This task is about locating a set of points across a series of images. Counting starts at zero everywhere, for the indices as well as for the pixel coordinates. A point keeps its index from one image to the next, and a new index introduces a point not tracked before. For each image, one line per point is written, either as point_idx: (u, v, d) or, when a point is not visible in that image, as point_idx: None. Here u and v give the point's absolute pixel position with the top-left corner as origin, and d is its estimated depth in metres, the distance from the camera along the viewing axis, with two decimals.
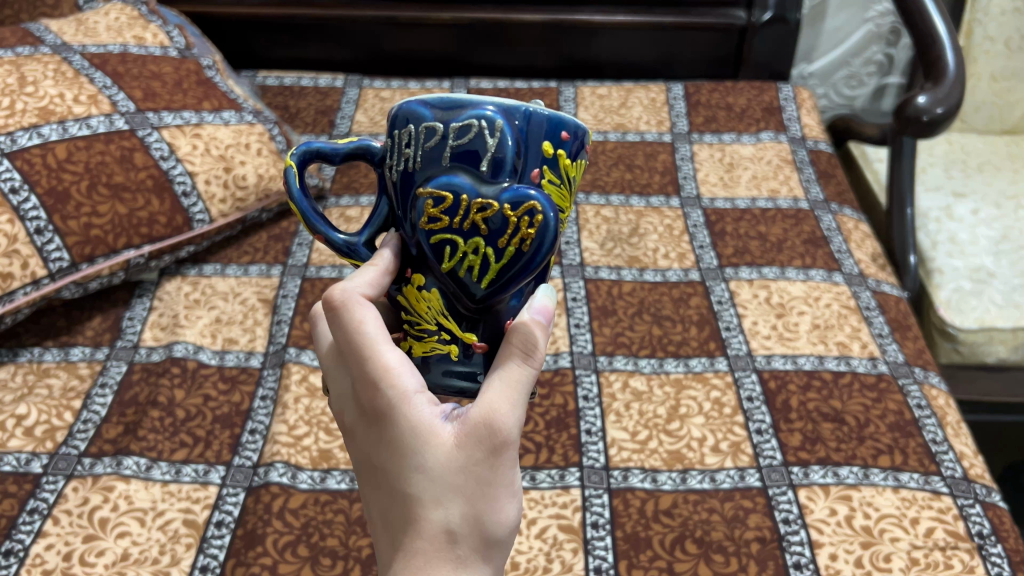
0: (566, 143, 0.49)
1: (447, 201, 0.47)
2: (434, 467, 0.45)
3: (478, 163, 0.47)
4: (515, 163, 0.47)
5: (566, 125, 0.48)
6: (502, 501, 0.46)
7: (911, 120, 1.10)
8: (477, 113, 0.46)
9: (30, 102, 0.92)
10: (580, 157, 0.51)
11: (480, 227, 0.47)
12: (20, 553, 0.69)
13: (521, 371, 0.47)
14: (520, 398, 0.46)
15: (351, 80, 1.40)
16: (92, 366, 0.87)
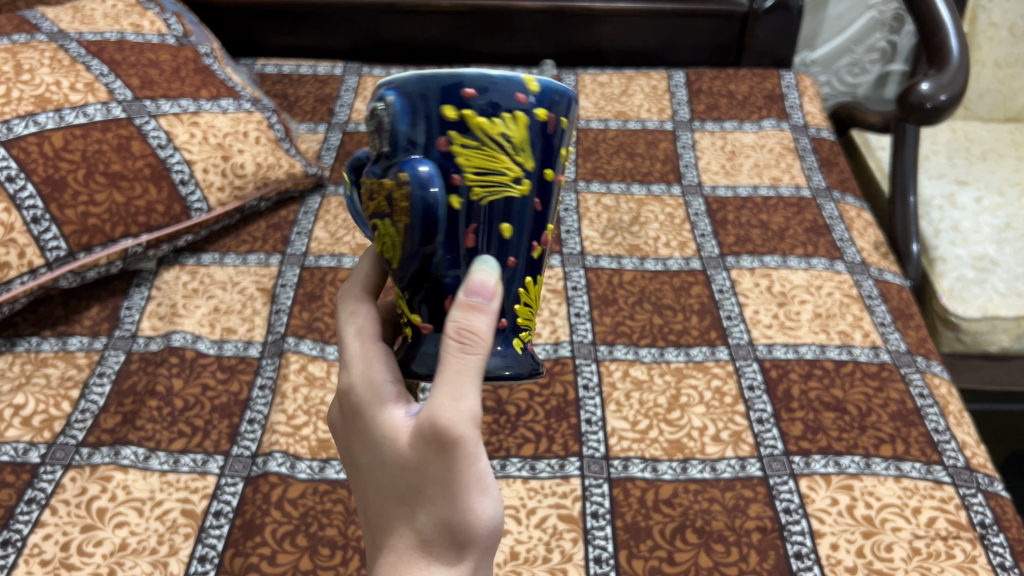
0: (475, 100, 0.42)
1: (365, 184, 0.46)
2: (397, 465, 0.44)
3: (379, 143, 0.45)
4: (409, 136, 0.43)
5: (467, 81, 0.42)
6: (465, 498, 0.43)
7: (914, 108, 1.09)
8: (376, 92, 0.44)
9: (26, 90, 0.91)
10: (510, 112, 0.43)
11: (382, 207, 0.45)
12: (18, 543, 0.69)
13: (471, 355, 0.42)
14: (470, 385, 0.42)
15: (350, 68, 1.39)
16: (90, 355, 0.87)
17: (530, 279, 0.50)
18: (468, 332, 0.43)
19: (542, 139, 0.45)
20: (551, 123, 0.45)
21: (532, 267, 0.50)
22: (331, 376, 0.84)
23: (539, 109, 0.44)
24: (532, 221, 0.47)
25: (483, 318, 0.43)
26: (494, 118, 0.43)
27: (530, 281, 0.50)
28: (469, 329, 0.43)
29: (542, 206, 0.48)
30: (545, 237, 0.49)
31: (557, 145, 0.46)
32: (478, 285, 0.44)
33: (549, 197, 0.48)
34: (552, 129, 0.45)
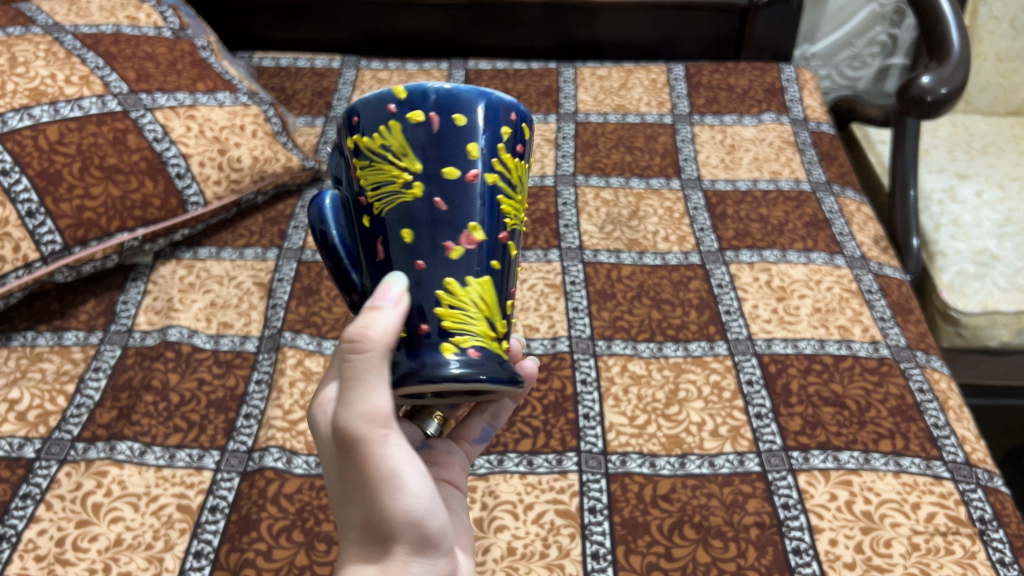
0: (358, 125, 0.45)
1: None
2: (335, 465, 0.48)
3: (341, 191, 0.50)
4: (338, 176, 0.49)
5: (353, 111, 0.45)
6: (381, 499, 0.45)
7: (914, 101, 1.08)
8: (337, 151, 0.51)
9: (21, 83, 0.90)
10: (382, 123, 0.44)
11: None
12: (13, 539, 0.68)
13: (372, 359, 0.43)
14: (372, 388, 0.44)
15: (348, 61, 1.39)
16: (86, 350, 0.87)
17: (455, 282, 0.45)
18: (361, 337, 0.43)
19: (428, 142, 0.44)
20: (433, 121, 0.44)
21: (458, 270, 0.45)
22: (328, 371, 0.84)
23: (412, 111, 0.44)
24: (435, 222, 0.45)
25: (382, 320, 0.43)
26: (373, 134, 0.44)
27: (455, 283, 0.45)
28: (363, 333, 0.43)
29: (451, 205, 0.45)
30: (467, 237, 0.45)
31: (451, 144, 0.44)
32: (382, 291, 0.44)
33: (463, 196, 0.45)
34: (437, 126, 0.44)
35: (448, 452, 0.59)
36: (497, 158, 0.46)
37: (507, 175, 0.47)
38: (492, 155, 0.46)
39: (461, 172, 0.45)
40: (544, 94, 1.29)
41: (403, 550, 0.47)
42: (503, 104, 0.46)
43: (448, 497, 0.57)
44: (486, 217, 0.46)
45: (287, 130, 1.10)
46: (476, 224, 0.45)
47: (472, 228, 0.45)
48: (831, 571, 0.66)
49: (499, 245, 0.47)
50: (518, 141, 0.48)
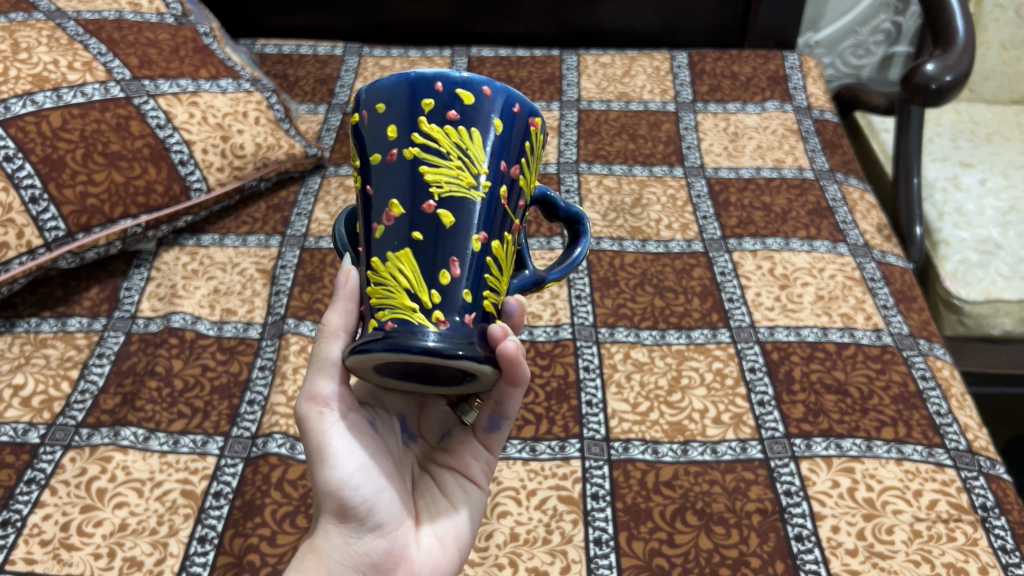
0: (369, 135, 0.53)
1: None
2: None
3: None
4: None
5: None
6: (311, 469, 0.51)
7: (919, 89, 1.08)
8: None
9: (23, 69, 0.90)
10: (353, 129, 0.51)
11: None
12: (18, 523, 0.69)
13: (325, 346, 0.49)
14: (319, 373, 0.50)
15: (350, 48, 1.38)
16: (90, 336, 0.87)
17: (378, 259, 0.47)
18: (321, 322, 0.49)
19: (365, 136, 0.49)
20: (364, 116, 0.49)
21: (381, 248, 0.47)
22: None
23: (357, 113, 0.50)
24: (367, 206, 0.48)
25: (336, 310, 0.48)
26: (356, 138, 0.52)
27: (378, 260, 0.47)
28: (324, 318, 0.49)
29: (378, 188, 0.48)
30: (386, 215, 0.47)
31: (373, 128, 0.48)
32: (340, 280, 0.49)
33: (385, 178, 0.47)
34: (367, 118, 0.48)
35: (463, 441, 0.61)
36: (416, 132, 0.46)
37: (432, 145, 0.46)
38: (408, 131, 0.46)
39: (382, 155, 0.47)
40: (547, 82, 1.29)
41: (330, 522, 0.52)
42: (421, 77, 0.46)
43: (448, 485, 0.59)
44: (406, 192, 0.46)
45: (290, 116, 1.10)
46: (395, 201, 0.47)
47: (391, 206, 0.47)
48: (834, 558, 0.66)
49: (423, 216, 0.46)
50: (449, 108, 0.46)
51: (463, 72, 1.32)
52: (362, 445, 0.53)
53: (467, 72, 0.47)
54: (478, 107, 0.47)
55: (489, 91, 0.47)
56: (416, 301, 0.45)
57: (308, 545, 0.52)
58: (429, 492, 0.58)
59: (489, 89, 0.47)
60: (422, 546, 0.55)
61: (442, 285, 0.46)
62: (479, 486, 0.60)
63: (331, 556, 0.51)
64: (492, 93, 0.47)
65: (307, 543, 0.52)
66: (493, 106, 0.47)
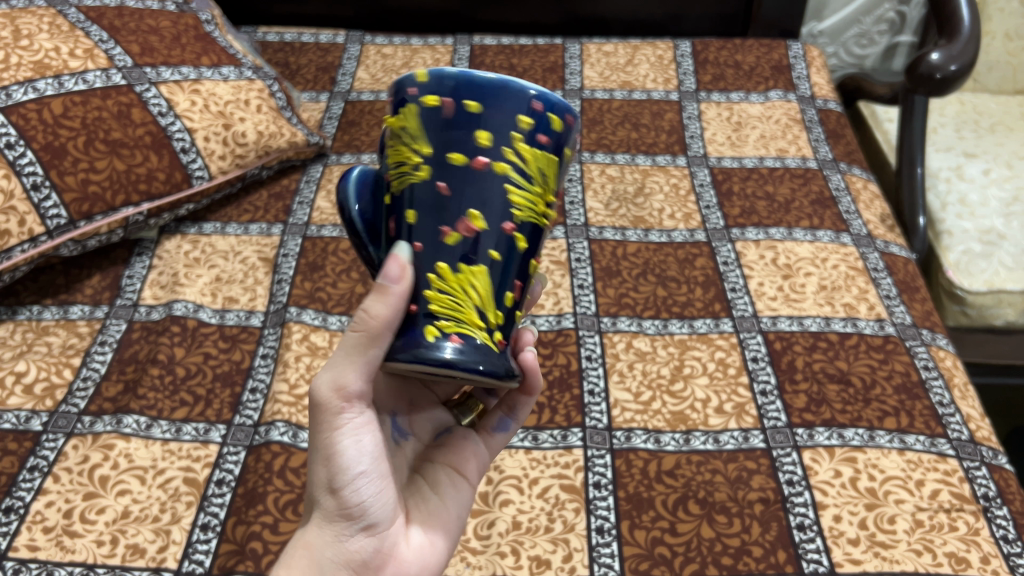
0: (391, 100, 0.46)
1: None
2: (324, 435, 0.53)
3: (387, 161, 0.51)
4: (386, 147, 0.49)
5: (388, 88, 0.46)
6: (318, 462, 0.50)
7: (923, 79, 1.07)
8: None
9: (24, 56, 0.90)
10: (403, 104, 0.44)
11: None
12: (21, 510, 0.69)
13: (366, 342, 0.44)
14: (346, 366, 0.46)
15: (352, 36, 1.38)
16: (92, 324, 0.87)
17: (448, 267, 0.45)
18: (367, 312, 0.43)
19: (438, 126, 0.43)
20: (446, 105, 0.43)
21: (453, 256, 0.44)
22: (334, 346, 0.84)
23: (429, 95, 0.43)
24: (435, 207, 0.44)
25: (387, 304, 0.43)
26: (398, 111, 0.45)
27: (447, 268, 0.45)
28: (369, 308, 0.43)
29: (456, 192, 0.44)
30: (465, 225, 0.44)
31: (456, 126, 0.43)
32: (391, 269, 0.43)
33: (465, 186, 0.44)
34: (450, 109, 0.43)
35: (465, 438, 0.62)
36: (510, 148, 0.43)
37: (523, 166, 0.44)
38: (503, 144, 0.43)
39: (466, 159, 0.43)
40: (549, 70, 1.29)
41: (325, 516, 0.50)
42: (527, 91, 0.43)
43: (441, 481, 0.59)
44: (489, 207, 0.44)
45: (292, 104, 1.10)
46: (477, 212, 0.44)
47: (471, 216, 0.44)
48: (836, 547, 0.67)
49: (502, 237, 0.45)
50: (542, 131, 0.44)
51: (465, 60, 1.32)
52: (374, 442, 0.51)
53: (562, 97, 0.45)
54: (562, 132, 0.45)
55: (572, 117, 0.46)
56: (482, 318, 0.46)
57: (301, 537, 0.51)
58: (419, 490, 0.58)
59: (572, 115, 0.46)
60: (412, 543, 0.54)
61: (503, 307, 0.47)
62: (470, 484, 0.61)
63: (323, 552, 0.50)
64: (574, 120, 0.46)
65: (301, 533, 0.52)
66: (570, 132, 0.46)
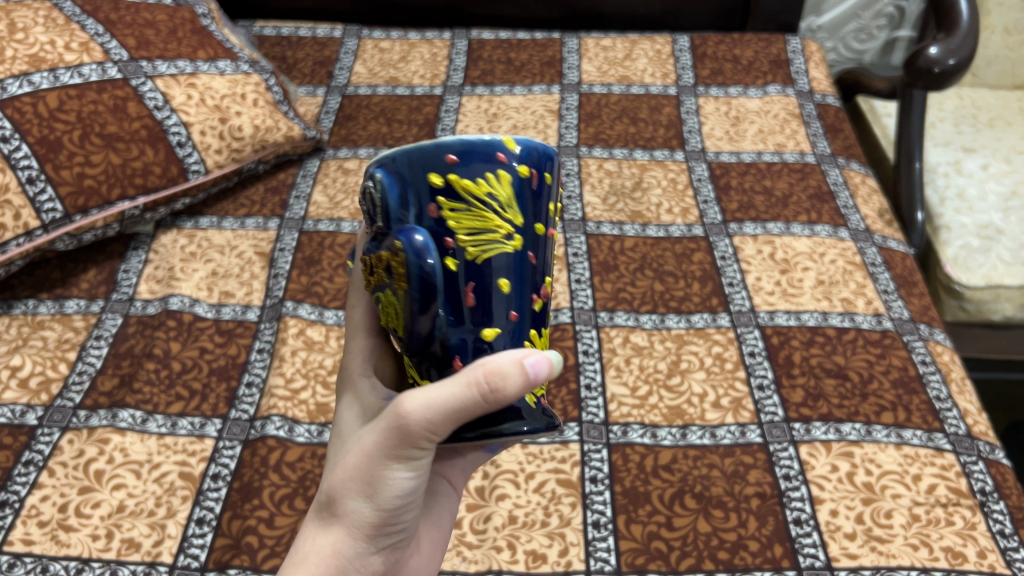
0: (449, 166, 0.43)
1: (368, 261, 0.46)
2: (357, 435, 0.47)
3: (376, 219, 0.45)
4: (399, 211, 0.44)
5: (446, 147, 0.43)
6: (368, 481, 0.45)
7: (921, 73, 1.07)
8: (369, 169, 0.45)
9: (20, 49, 0.89)
10: (491, 173, 0.44)
11: (388, 277, 0.45)
12: (15, 505, 0.69)
13: (477, 407, 0.41)
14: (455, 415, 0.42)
15: (349, 31, 1.37)
16: (87, 318, 0.86)
17: (535, 331, 0.48)
18: (501, 382, 0.40)
19: (524, 195, 0.45)
20: (535, 179, 0.46)
21: (535, 321, 0.48)
22: (330, 341, 0.84)
23: (521, 166, 0.45)
24: (528, 274, 0.47)
25: (520, 385, 0.41)
26: (478, 180, 0.43)
27: (536, 333, 0.48)
28: (506, 380, 0.40)
29: (539, 258, 0.48)
30: (544, 290, 0.49)
31: (540, 197, 0.47)
32: (539, 365, 0.42)
33: (543, 253, 0.48)
34: (536, 183, 0.46)
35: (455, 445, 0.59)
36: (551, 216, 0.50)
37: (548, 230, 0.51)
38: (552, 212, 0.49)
39: (546, 228, 0.47)
40: (547, 65, 1.28)
41: (362, 532, 0.47)
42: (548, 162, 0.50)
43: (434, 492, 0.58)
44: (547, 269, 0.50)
45: (289, 99, 1.10)
46: (547, 278, 0.49)
47: (543, 282, 0.49)
48: (832, 542, 0.66)
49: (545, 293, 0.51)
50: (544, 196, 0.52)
51: (463, 55, 1.31)
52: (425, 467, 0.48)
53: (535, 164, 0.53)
54: None
55: None
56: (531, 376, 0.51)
57: (321, 546, 0.47)
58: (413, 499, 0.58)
59: None
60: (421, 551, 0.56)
61: None
62: (455, 491, 0.60)
63: (348, 563, 0.47)
64: None
65: (317, 539, 0.47)
66: None
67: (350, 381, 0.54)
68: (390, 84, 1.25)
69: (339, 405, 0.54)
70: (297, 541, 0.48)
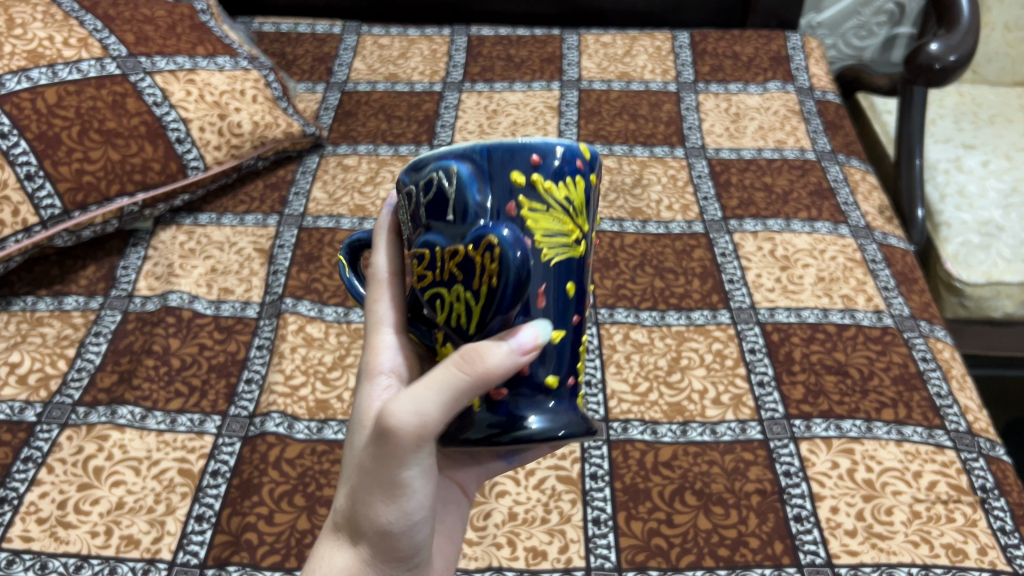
0: (537, 167, 0.43)
1: (427, 256, 0.45)
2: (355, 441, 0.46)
3: (444, 212, 0.44)
4: (478, 204, 0.42)
5: (532, 148, 0.43)
6: (373, 493, 0.45)
7: (921, 69, 1.07)
8: (439, 165, 0.44)
9: (18, 45, 0.89)
10: (571, 178, 0.44)
11: (456, 273, 0.43)
12: (15, 501, 0.69)
13: (463, 392, 0.40)
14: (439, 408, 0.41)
15: (349, 27, 1.37)
16: (87, 315, 0.86)
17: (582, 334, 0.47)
18: (478, 357, 0.40)
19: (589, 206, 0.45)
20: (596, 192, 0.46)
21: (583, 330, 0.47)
22: (329, 337, 0.83)
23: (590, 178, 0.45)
24: (585, 284, 0.46)
25: (506, 360, 0.40)
26: (559, 182, 0.43)
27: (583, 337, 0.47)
28: (484, 354, 0.40)
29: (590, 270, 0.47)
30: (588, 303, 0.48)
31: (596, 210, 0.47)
32: (525, 337, 0.41)
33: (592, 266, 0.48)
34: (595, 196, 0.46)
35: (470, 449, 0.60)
36: None
37: None
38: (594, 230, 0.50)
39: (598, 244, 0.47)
40: (547, 61, 1.28)
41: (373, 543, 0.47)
42: None
43: (448, 497, 0.59)
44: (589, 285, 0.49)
45: (288, 95, 1.09)
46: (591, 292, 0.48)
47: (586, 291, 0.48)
48: (832, 539, 0.66)
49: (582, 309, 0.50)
50: None
51: (463, 51, 1.31)
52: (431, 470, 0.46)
53: None
54: None
55: None
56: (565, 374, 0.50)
57: (338, 561, 0.47)
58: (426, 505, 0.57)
59: None
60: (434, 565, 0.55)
61: None
62: (466, 495, 0.60)
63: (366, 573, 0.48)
64: None
65: (336, 555, 0.48)
66: None
67: (371, 384, 0.50)
68: (390, 80, 1.24)
69: (347, 414, 0.49)
70: (317, 558, 0.48)
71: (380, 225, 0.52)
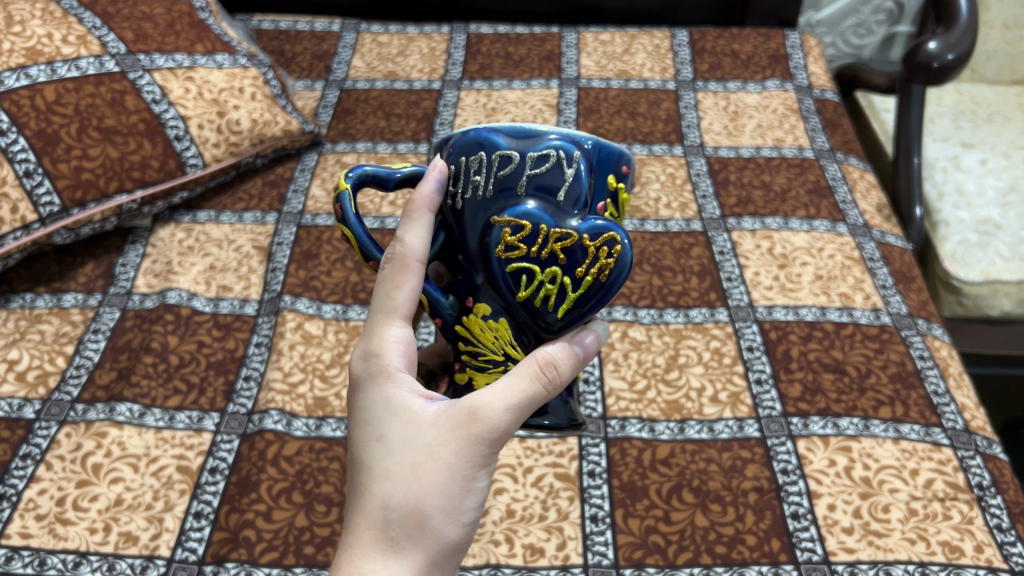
0: (625, 176, 0.48)
1: (525, 230, 0.44)
2: (409, 442, 0.45)
3: (552, 193, 0.45)
4: (586, 198, 0.45)
5: (628, 160, 0.48)
6: (448, 491, 0.44)
7: (920, 68, 1.07)
8: (555, 143, 0.45)
9: (17, 42, 0.89)
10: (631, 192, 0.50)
11: (558, 256, 0.44)
12: (13, 498, 0.69)
13: (540, 399, 0.45)
14: (528, 406, 0.45)
15: (348, 25, 1.37)
16: (85, 312, 0.86)
17: None
18: (555, 369, 0.45)
19: None
20: None
21: None
22: (328, 335, 0.84)
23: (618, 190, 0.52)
24: None
25: (574, 367, 0.46)
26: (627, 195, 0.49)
27: None
28: (561, 366, 0.45)
29: None
30: None
31: None
32: (586, 339, 0.48)
33: None
34: None
35: None
36: None
37: None
38: None
39: None
40: (545, 59, 1.28)
41: (435, 548, 0.45)
42: None
43: None
44: None
45: (287, 93, 1.09)
46: None
47: None
48: (829, 536, 0.66)
49: None
50: None
51: (462, 49, 1.31)
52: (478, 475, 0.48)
53: None
54: None
55: None
56: None
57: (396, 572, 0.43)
58: None
59: None
60: None
61: None
62: None
63: None
64: None
65: (387, 565, 0.44)
66: None
67: (394, 382, 0.46)
68: (388, 78, 1.24)
69: (370, 413, 0.46)
70: (361, 570, 0.43)
71: (422, 203, 0.46)
